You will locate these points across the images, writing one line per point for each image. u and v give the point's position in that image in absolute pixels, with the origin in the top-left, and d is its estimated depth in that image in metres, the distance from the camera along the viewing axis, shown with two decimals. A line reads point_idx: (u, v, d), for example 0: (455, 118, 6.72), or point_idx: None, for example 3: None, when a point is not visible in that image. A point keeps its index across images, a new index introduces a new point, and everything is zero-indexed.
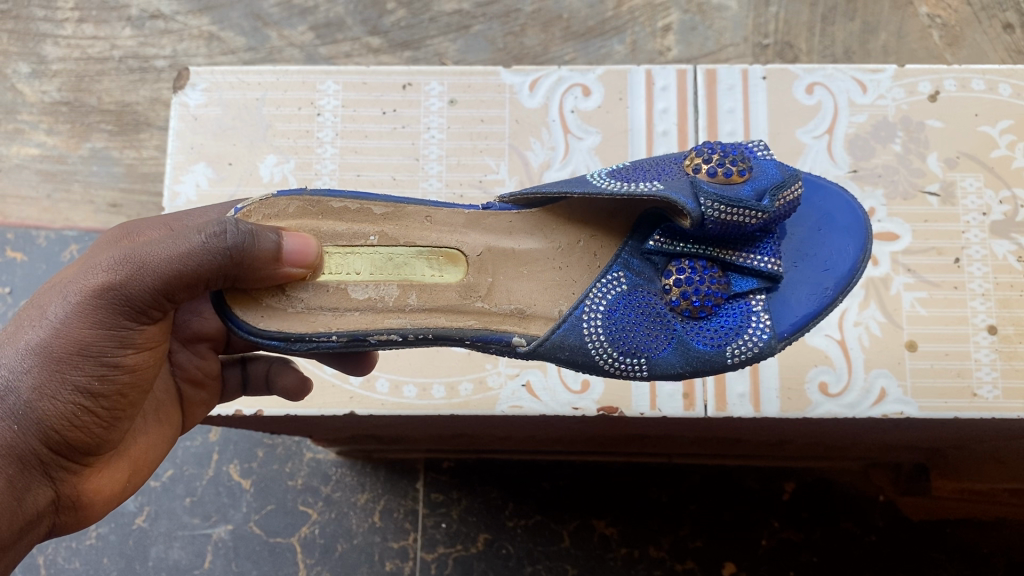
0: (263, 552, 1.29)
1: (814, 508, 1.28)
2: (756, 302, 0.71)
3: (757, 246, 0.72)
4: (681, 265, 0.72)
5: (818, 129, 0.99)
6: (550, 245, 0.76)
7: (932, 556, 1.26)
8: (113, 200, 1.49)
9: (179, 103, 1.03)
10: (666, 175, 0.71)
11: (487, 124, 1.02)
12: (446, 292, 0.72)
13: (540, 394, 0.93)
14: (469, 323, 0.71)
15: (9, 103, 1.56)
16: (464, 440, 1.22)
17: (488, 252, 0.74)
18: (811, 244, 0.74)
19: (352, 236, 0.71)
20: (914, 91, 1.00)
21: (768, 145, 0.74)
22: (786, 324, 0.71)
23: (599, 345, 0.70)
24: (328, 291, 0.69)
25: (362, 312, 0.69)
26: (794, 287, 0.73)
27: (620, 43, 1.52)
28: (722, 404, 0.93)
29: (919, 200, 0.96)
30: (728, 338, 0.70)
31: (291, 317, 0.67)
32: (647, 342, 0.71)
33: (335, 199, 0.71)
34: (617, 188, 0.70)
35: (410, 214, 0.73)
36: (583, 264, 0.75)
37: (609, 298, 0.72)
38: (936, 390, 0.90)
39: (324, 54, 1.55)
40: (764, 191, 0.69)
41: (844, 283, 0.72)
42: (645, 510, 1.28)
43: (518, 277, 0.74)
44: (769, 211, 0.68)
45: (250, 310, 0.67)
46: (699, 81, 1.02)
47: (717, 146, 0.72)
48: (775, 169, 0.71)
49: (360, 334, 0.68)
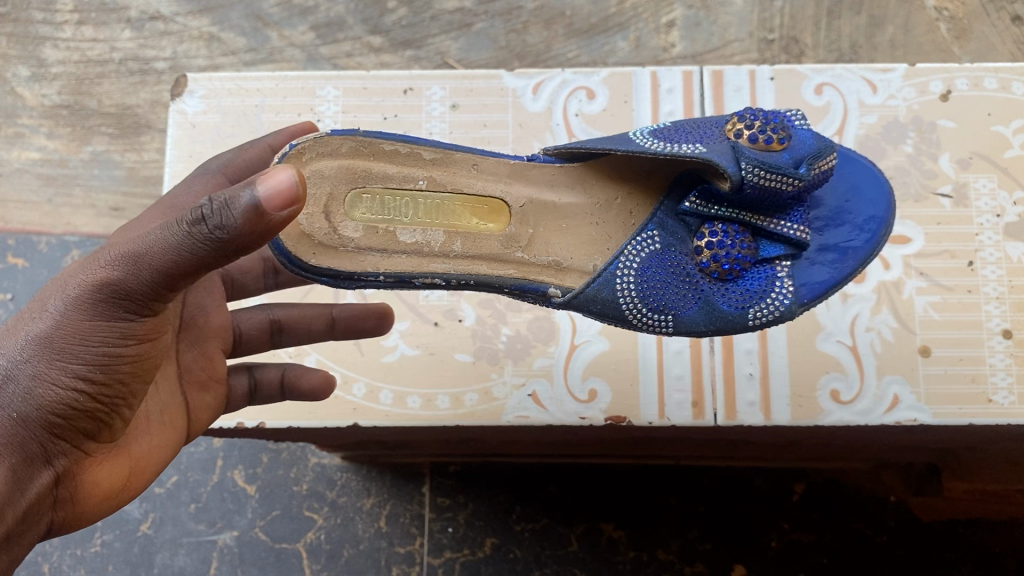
0: (269, 558, 1.28)
1: (825, 510, 1.27)
2: (780, 268, 0.75)
3: (788, 212, 0.75)
4: (714, 229, 0.74)
5: (828, 131, 0.97)
6: (589, 201, 0.77)
7: (946, 558, 1.24)
8: (115, 203, 1.47)
9: (177, 110, 1.02)
10: (708, 138, 0.73)
11: (490, 129, 1.00)
12: (489, 241, 0.74)
13: (546, 404, 0.92)
14: (510, 271, 0.74)
15: (8, 107, 1.54)
16: (469, 445, 1.20)
17: (529, 204, 0.76)
18: (837, 216, 0.77)
19: (400, 177, 0.74)
20: (925, 91, 0.97)
21: (806, 114, 0.75)
22: (810, 291, 0.75)
23: (630, 301, 0.74)
24: (377, 233, 0.72)
25: (409, 255, 0.72)
26: (817, 256, 0.76)
27: (623, 39, 1.50)
28: (732, 412, 0.91)
29: (932, 202, 0.94)
30: (754, 300, 0.74)
31: (341, 256, 0.71)
32: (676, 301, 0.74)
33: (387, 141, 0.74)
34: (659, 148, 0.72)
35: (457, 160, 0.75)
36: (620, 221, 0.77)
37: (642, 257, 0.75)
38: (949, 396, 0.89)
39: (325, 54, 1.53)
40: (801, 159, 0.71)
41: (866, 257, 0.76)
42: (655, 512, 1.27)
43: (558, 230, 0.77)
44: (805, 180, 0.70)
45: (304, 245, 0.70)
46: (706, 82, 0.99)
47: (759, 112, 0.73)
48: (811, 140, 0.72)
49: (406, 276, 0.72)
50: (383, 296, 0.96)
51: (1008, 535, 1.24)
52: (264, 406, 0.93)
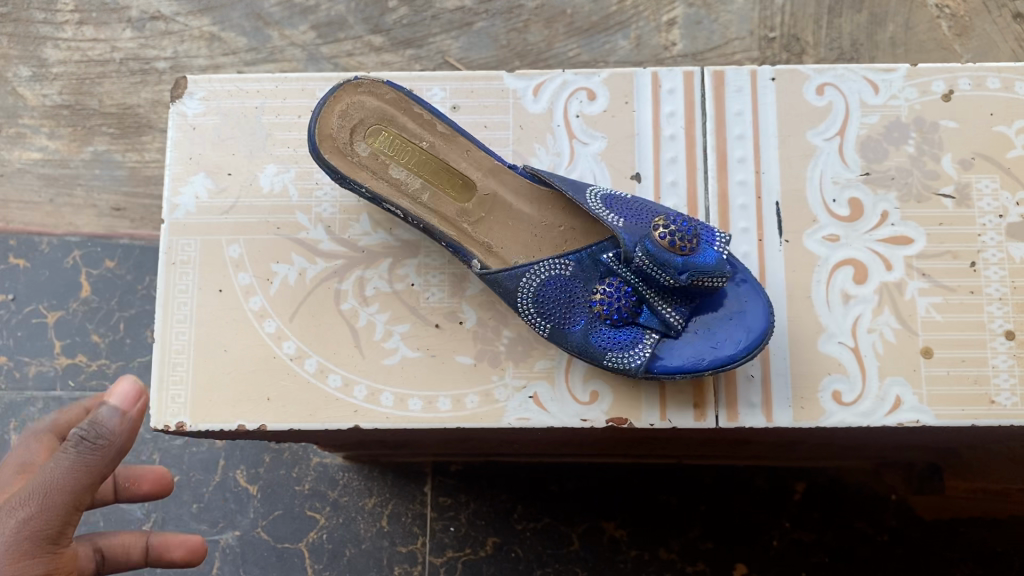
0: (272, 558, 1.28)
1: (826, 509, 1.26)
2: (647, 338, 0.86)
3: (675, 301, 0.85)
4: (612, 282, 0.86)
5: (829, 131, 0.97)
6: (539, 216, 0.92)
7: (947, 556, 1.24)
8: (116, 204, 1.45)
9: (177, 113, 1.01)
10: (637, 220, 0.86)
11: (490, 130, 1.00)
12: (448, 205, 0.92)
13: (547, 406, 0.92)
14: (449, 232, 0.90)
15: (9, 107, 1.52)
16: (471, 445, 1.20)
17: (493, 197, 0.92)
18: (717, 323, 0.86)
19: (413, 134, 0.93)
20: (927, 91, 0.97)
21: (730, 240, 0.86)
22: (659, 366, 0.85)
23: (525, 301, 0.87)
24: (380, 158, 0.92)
25: (389, 184, 0.91)
26: (682, 343, 0.86)
27: (624, 38, 1.50)
28: (733, 413, 0.90)
29: (934, 203, 0.94)
30: (612, 347, 0.86)
31: (346, 161, 0.91)
32: (559, 317, 0.87)
33: (419, 106, 0.93)
34: (594, 209, 0.86)
35: (457, 143, 0.93)
36: (553, 242, 0.91)
37: (549, 277, 0.86)
38: (953, 398, 0.89)
39: (326, 54, 1.51)
40: (689, 269, 0.82)
41: (720, 363, 0.84)
42: (657, 511, 1.27)
43: (503, 225, 0.92)
44: (678, 283, 0.83)
45: (327, 144, 0.91)
46: (707, 83, 0.99)
47: (684, 220, 0.84)
48: (711, 258, 0.83)
49: (379, 197, 0.90)
50: (383, 297, 0.96)
51: (1009, 533, 1.24)
52: (265, 408, 0.94)
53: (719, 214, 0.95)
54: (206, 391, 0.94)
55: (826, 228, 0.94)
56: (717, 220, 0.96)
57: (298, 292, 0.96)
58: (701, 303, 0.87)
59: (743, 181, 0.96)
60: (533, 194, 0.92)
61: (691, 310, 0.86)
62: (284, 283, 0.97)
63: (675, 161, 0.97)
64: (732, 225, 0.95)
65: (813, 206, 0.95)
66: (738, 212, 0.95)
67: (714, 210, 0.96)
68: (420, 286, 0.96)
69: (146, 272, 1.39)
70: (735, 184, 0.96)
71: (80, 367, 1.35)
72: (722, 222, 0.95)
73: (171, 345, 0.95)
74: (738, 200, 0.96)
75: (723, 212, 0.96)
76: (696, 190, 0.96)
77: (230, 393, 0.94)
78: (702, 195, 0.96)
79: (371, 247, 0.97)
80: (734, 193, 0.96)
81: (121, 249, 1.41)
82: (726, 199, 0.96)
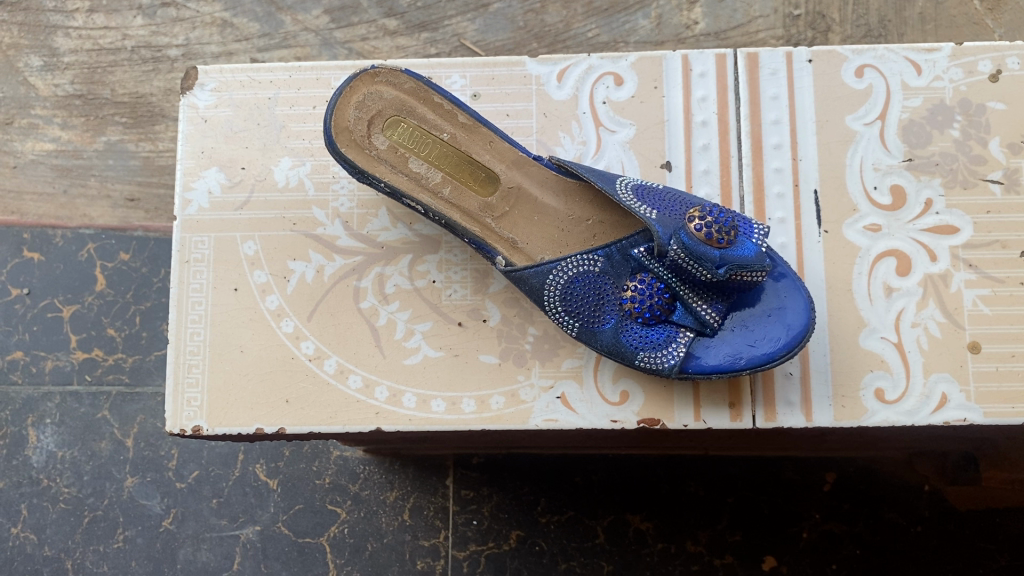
0: (293, 552, 1.26)
1: (858, 500, 1.23)
2: (682, 337, 0.82)
3: (711, 298, 0.82)
4: (643, 278, 0.82)
5: (869, 115, 0.92)
6: (566, 210, 0.88)
7: (983, 547, 1.20)
8: (130, 194, 1.42)
9: (188, 105, 0.98)
10: (671, 211, 0.82)
11: (514, 119, 0.96)
12: (472, 200, 0.88)
13: (575, 406, 0.89)
14: (473, 229, 0.87)
15: (20, 97, 1.48)
16: (495, 442, 1.17)
17: (519, 190, 0.89)
18: (755, 320, 0.82)
19: (433, 126, 0.89)
20: (973, 72, 0.93)
21: (768, 231, 0.83)
22: (695, 366, 0.82)
23: (552, 298, 0.83)
24: (397, 152, 0.88)
25: (409, 178, 0.88)
26: (718, 341, 0.82)
27: (645, 17, 1.44)
28: (771, 413, 0.87)
29: (981, 189, 0.90)
30: (644, 346, 0.83)
31: (362, 155, 0.88)
32: (587, 315, 0.83)
33: (439, 95, 0.89)
34: (625, 200, 0.82)
35: (480, 134, 0.89)
36: (582, 237, 0.88)
37: (578, 272, 0.83)
38: (1001, 394, 0.85)
39: (340, 39, 1.46)
40: (728, 263, 0.79)
41: (758, 364, 0.81)
42: (684, 504, 1.24)
43: (529, 219, 0.88)
44: (717, 278, 0.79)
45: (342, 137, 0.88)
46: (740, 66, 0.95)
47: (720, 210, 0.80)
48: (750, 251, 0.79)
49: (399, 192, 0.86)
50: (403, 294, 0.93)
51: None
52: (284, 411, 0.91)
53: (755, 204, 0.92)
54: (222, 394, 0.92)
55: (866, 218, 0.90)
56: (754, 210, 0.91)
57: (316, 289, 0.93)
58: (738, 299, 0.83)
59: (779, 169, 0.92)
60: (559, 187, 0.89)
61: (727, 306, 0.83)
62: (301, 281, 0.94)
63: (707, 148, 0.93)
64: (769, 215, 0.91)
65: (853, 193, 0.91)
66: (775, 202, 0.91)
67: (750, 200, 0.92)
68: (441, 282, 0.93)
69: (162, 265, 1.36)
70: (771, 172, 0.92)
71: (97, 361, 1.33)
72: (758, 212, 0.91)
73: (186, 347, 0.93)
74: (774, 188, 0.92)
75: (759, 201, 0.92)
76: (730, 179, 0.93)
77: (249, 394, 0.92)
78: (737, 184, 0.92)
79: (390, 243, 0.94)
80: (770, 181, 0.92)
81: (136, 241, 1.38)
82: (762, 187, 0.92)
